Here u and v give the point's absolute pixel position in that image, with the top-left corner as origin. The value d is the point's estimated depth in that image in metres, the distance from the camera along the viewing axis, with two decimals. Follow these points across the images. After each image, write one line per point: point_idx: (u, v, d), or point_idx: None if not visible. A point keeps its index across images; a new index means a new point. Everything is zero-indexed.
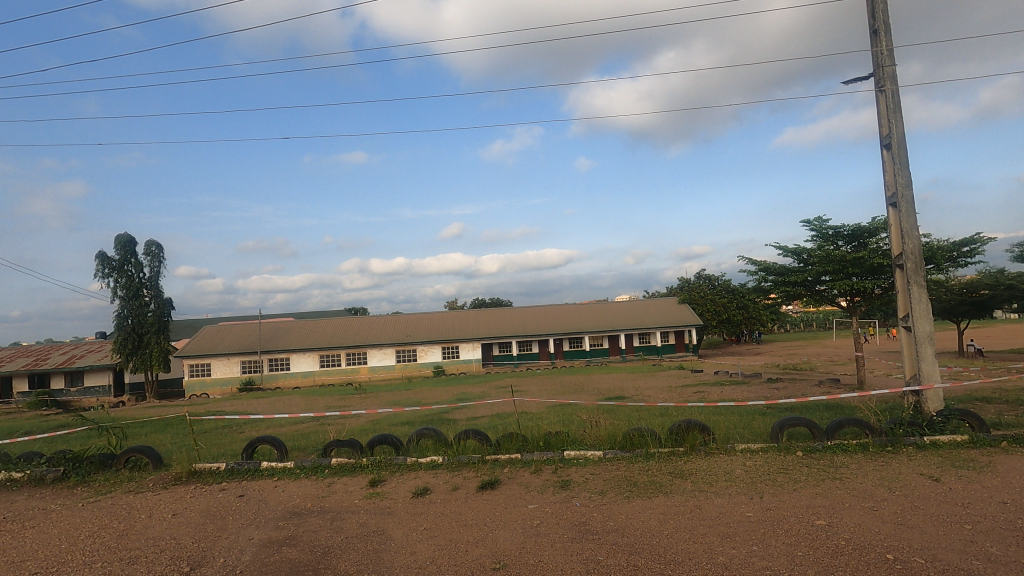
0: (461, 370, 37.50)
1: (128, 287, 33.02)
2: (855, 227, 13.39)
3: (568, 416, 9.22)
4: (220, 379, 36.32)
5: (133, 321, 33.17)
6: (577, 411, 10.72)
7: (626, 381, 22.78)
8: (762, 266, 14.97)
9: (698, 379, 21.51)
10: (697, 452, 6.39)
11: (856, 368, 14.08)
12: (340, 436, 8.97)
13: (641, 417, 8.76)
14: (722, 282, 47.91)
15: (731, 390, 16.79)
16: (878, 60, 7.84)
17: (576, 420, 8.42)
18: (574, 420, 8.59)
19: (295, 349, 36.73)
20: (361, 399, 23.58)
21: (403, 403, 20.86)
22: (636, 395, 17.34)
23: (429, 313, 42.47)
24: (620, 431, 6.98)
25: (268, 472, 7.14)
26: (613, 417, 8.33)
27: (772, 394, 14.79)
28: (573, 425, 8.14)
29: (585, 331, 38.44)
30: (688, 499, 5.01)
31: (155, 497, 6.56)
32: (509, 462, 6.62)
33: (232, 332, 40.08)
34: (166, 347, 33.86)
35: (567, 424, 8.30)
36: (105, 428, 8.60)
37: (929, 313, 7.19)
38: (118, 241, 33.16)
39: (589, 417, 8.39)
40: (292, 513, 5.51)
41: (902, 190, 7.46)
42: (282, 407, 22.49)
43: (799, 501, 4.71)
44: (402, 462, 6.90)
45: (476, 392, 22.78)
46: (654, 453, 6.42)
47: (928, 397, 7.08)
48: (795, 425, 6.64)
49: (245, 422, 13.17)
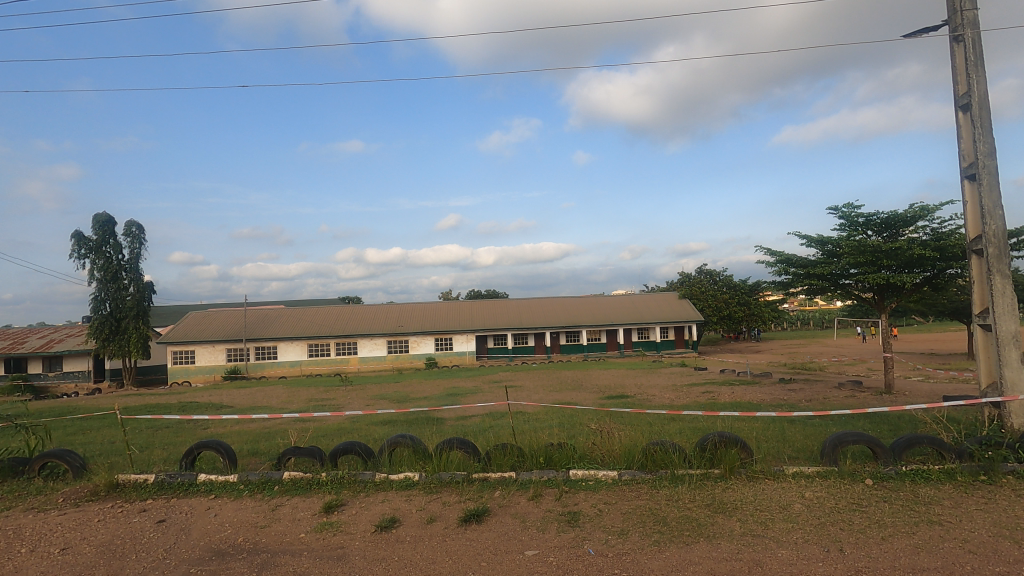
0: (454, 362, 36.30)
1: (106, 270, 31.49)
2: (888, 215, 12.07)
3: (572, 424, 7.95)
4: (204, 366, 34.95)
5: (111, 305, 31.74)
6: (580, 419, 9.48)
7: (627, 378, 21.51)
8: (781, 258, 13.76)
9: (703, 378, 20.35)
10: (737, 475, 5.13)
11: (884, 371, 12.86)
12: (303, 442, 7.65)
13: (658, 429, 7.49)
14: (724, 278, 46.68)
15: (742, 390, 15.57)
16: (955, 3, 6.50)
17: (582, 430, 7.17)
18: (579, 430, 7.34)
19: (283, 337, 35.40)
20: (347, 392, 22.26)
21: (392, 398, 19.61)
22: (640, 394, 16.16)
23: (422, 304, 41.15)
24: (638, 444, 5.71)
25: (206, 487, 5.81)
26: (628, 427, 7.07)
27: (790, 397, 13.57)
28: (578, 434, 6.85)
29: (582, 324, 37.29)
30: (741, 550, 3.71)
31: (56, 520, 5.22)
32: (500, 484, 5.34)
33: (219, 318, 38.67)
34: (146, 333, 32.45)
35: (570, 433, 7.01)
36: (23, 426, 7.29)
37: (1016, 309, 5.93)
38: (96, 220, 31.58)
39: (598, 425, 7.13)
40: (214, 553, 4.20)
41: (983, 160, 6.16)
42: (264, 399, 21.17)
43: (898, 561, 3.43)
44: (369, 480, 5.61)
45: (468, 387, 21.52)
46: (682, 476, 5.15)
47: (1013, 410, 5.85)
48: (854, 441, 5.40)
49: (212, 420, 11.84)
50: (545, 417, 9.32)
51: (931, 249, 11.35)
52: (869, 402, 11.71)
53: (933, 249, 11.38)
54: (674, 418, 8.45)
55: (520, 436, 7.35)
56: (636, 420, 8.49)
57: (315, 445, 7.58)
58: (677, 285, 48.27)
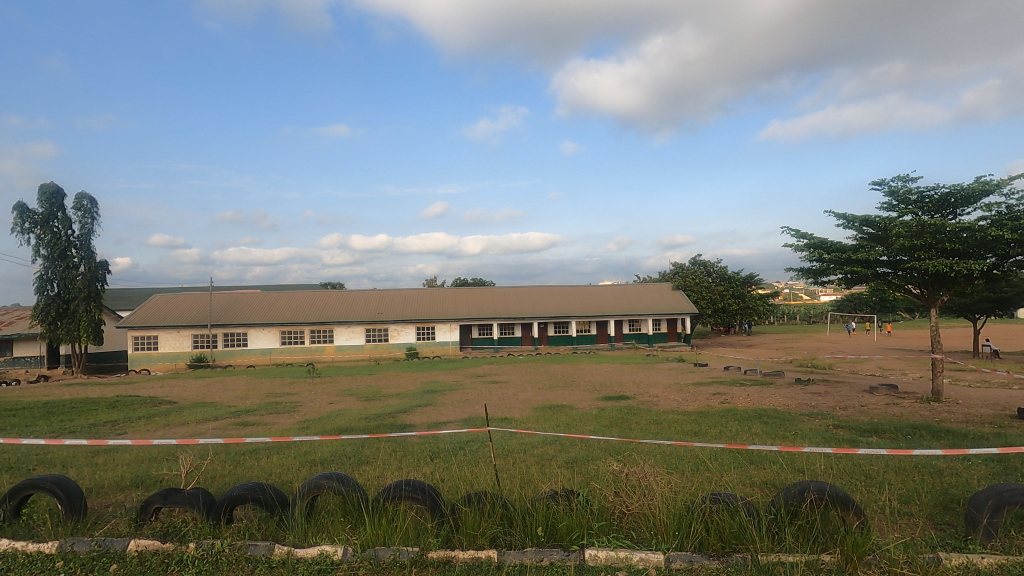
0: (436, 353, 34.14)
1: (52, 246, 28.62)
2: (949, 191, 10.09)
3: (583, 461, 5.93)
4: (167, 353, 32.38)
5: (60, 285, 28.99)
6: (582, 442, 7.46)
7: (623, 374, 19.60)
8: (813, 241, 11.82)
9: (708, 375, 18.41)
10: (869, 569, 3.09)
11: (931, 375, 11.03)
12: (201, 481, 5.43)
13: (697, 467, 5.48)
14: (718, 269, 44.96)
15: (759, 393, 13.69)
16: None
17: (601, 470, 5.18)
18: (594, 468, 5.35)
19: (254, 323, 32.91)
20: (315, 386, 20.02)
21: (362, 393, 17.43)
22: (644, 395, 14.25)
23: (404, 290, 38.88)
24: (690, 506, 3.66)
25: (1, 566, 3.59)
26: (661, 468, 5.09)
27: (821, 404, 11.65)
28: (589, 479, 4.78)
29: (571, 315, 35.38)
30: None
31: None
32: (470, 572, 3.25)
33: (186, 302, 36.04)
34: (98, 317, 29.75)
35: (574, 477, 4.94)
36: None
37: None
38: (42, 190, 28.69)
39: (621, 464, 5.12)
40: None
41: None
42: (221, 392, 18.82)
43: None
44: (262, 558, 3.50)
45: (449, 382, 19.41)
46: (773, 566, 3.11)
47: None
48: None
49: None
50: (537, 441, 7.23)
51: (1008, 231, 9.45)
52: (920, 413, 9.86)
53: (1010, 231, 9.46)
54: (707, 451, 6.40)
55: (514, 476, 5.32)
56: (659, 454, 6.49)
57: (217, 488, 5.38)
58: (670, 275, 46.48)
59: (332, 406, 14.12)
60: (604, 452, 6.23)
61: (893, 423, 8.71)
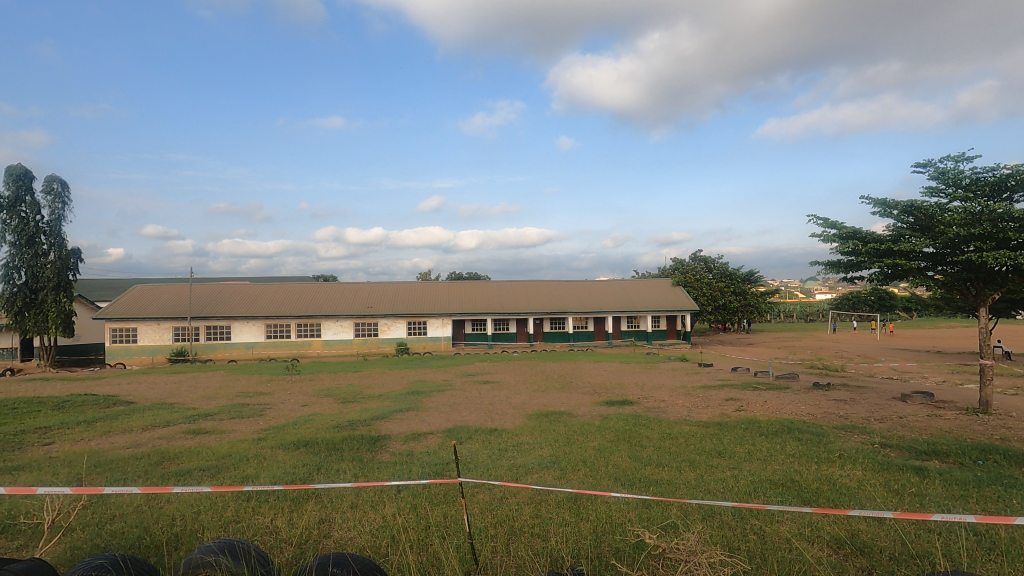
0: (427, 349, 32.72)
1: (19, 232, 26.99)
2: (1009, 172, 8.80)
3: (591, 507, 4.58)
4: (147, 347, 30.81)
5: (27, 274, 27.38)
6: (584, 472, 6.06)
7: (625, 375, 18.22)
8: (844, 231, 10.50)
9: (716, 377, 17.03)
10: None
11: (979, 384, 9.68)
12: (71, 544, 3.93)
13: (744, 525, 4.13)
14: (719, 265, 43.66)
15: (778, 399, 12.34)
16: None
17: (622, 533, 3.87)
18: (611, 527, 4.05)
19: (237, 315, 31.35)
20: (293, 385, 18.54)
21: (342, 393, 15.96)
22: (651, 401, 12.89)
23: (395, 283, 37.40)
24: None
25: None
26: (700, 528, 3.72)
27: (851, 414, 10.28)
28: (606, 552, 3.40)
29: (567, 311, 34.04)
30: None
31: None
32: None
33: (168, 293, 34.39)
34: (68, 308, 28.09)
35: (582, 547, 3.57)
36: None
37: None
38: (10, 172, 27.03)
39: (647, 524, 3.77)
40: None
41: None
42: (188, 391, 17.26)
43: None
44: None
45: (438, 381, 18.01)
46: None
47: None
48: None
49: (48, 453, 7.93)
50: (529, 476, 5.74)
51: None
52: (974, 428, 8.50)
53: None
54: (747, 496, 4.98)
55: (505, 536, 4.00)
56: (684, 497, 5.11)
57: (91, 553, 3.89)
58: (669, 271, 45.16)
59: (303, 410, 12.63)
60: (619, 495, 4.84)
61: (954, 444, 7.34)
